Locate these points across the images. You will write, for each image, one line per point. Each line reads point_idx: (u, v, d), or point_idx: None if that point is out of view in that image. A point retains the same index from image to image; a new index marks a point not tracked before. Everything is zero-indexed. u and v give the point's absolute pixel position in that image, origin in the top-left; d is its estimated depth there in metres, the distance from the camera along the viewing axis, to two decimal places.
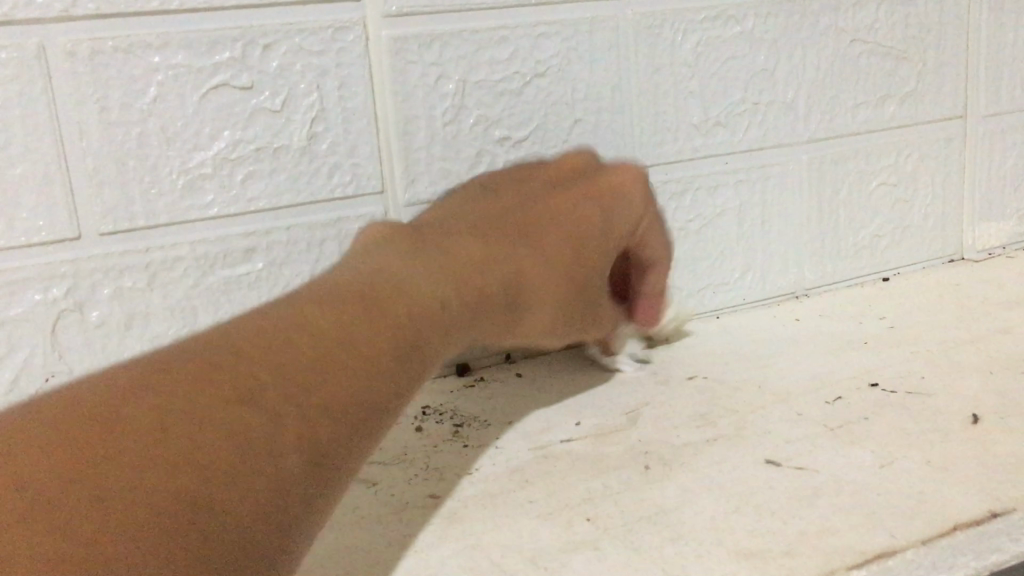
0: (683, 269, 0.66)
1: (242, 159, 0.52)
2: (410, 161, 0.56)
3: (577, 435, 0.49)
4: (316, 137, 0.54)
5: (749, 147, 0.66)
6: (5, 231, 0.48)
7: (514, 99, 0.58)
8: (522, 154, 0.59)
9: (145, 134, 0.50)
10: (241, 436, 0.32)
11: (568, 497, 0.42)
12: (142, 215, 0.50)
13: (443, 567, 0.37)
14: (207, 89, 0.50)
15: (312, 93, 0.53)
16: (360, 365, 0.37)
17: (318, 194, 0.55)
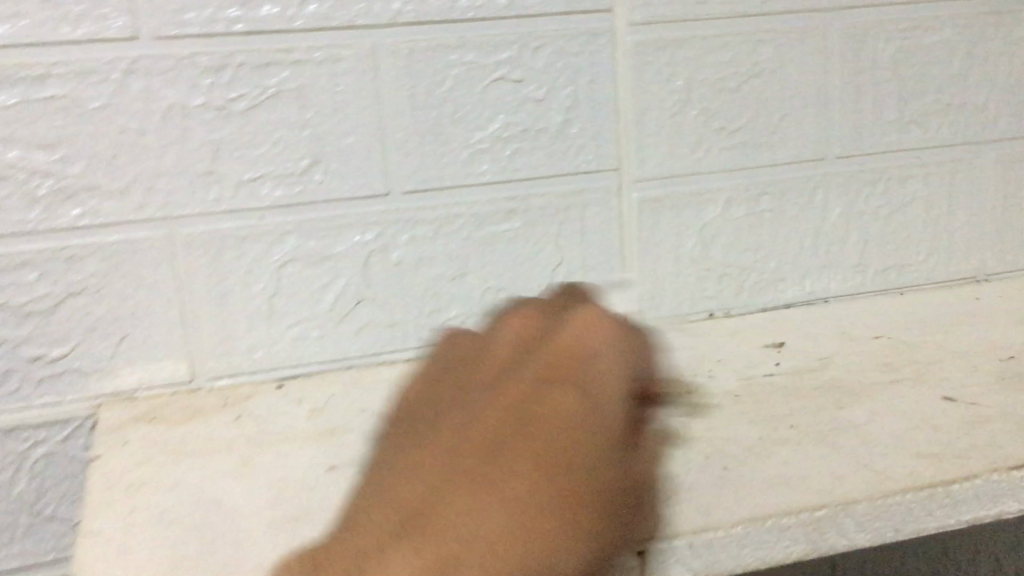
0: (873, 248, 0.75)
1: (511, 137, 0.65)
2: (642, 144, 0.68)
3: (778, 371, 0.59)
4: (569, 122, 0.66)
5: (940, 143, 0.74)
6: (337, 187, 0.62)
7: (732, 94, 0.69)
8: (735, 141, 0.70)
9: (441, 115, 0.63)
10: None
11: (774, 412, 0.53)
12: (435, 178, 0.64)
13: (678, 449, 0.48)
14: (489, 81, 0.64)
15: (568, 86, 0.65)
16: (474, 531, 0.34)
17: (566, 168, 0.67)
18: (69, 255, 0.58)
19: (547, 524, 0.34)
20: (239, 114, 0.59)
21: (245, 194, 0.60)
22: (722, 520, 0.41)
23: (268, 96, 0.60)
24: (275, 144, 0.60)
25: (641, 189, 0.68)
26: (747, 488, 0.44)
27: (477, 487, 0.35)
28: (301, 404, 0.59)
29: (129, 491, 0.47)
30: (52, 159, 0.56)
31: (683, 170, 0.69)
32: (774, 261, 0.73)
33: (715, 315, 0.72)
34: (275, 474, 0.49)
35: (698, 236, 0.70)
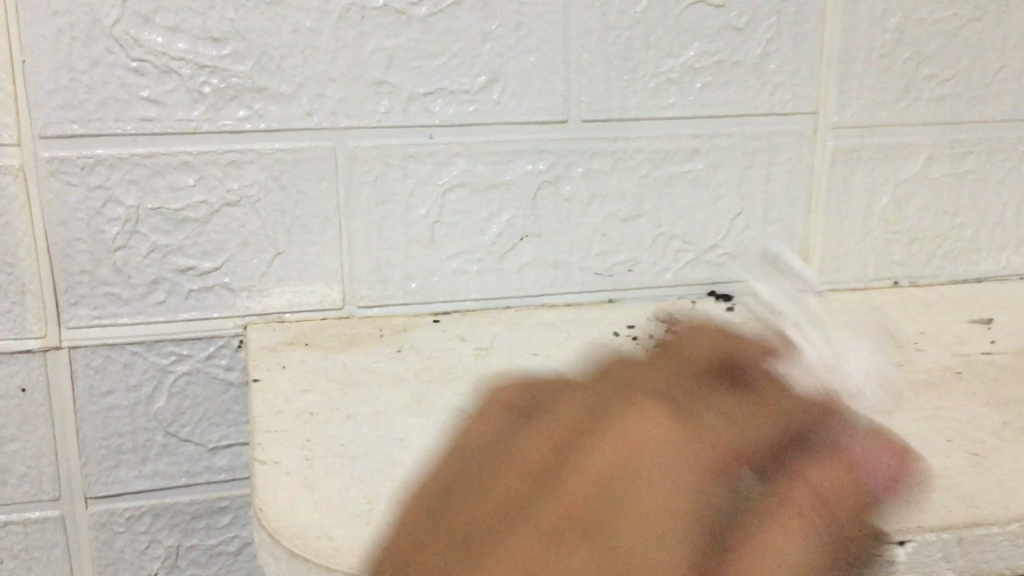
0: None
1: (704, 69, 0.59)
2: (844, 87, 0.61)
3: (996, 349, 0.53)
4: (767, 57, 0.60)
5: None
6: (514, 109, 0.57)
7: (948, 39, 0.62)
8: (946, 92, 0.62)
9: (633, 38, 0.57)
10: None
11: (1009, 394, 0.47)
12: (617, 108, 0.58)
13: (912, 428, 0.43)
14: (687, 4, 0.57)
15: (772, 16, 0.59)
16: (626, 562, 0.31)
17: (758, 108, 0.60)
18: (229, 160, 0.54)
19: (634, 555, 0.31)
20: (419, 20, 0.54)
21: (417, 109, 0.56)
22: (995, 515, 0.35)
23: (451, 3, 0.54)
24: (453, 57, 0.55)
25: (837, 137, 0.62)
26: (1012, 480, 0.38)
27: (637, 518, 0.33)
28: (464, 341, 0.54)
29: (299, 421, 0.43)
30: (220, 54, 0.52)
31: (885, 120, 0.62)
32: (970, 230, 0.66)
33: (900, 283, 0.65)
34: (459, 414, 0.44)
35: (892, 195, 0.64)
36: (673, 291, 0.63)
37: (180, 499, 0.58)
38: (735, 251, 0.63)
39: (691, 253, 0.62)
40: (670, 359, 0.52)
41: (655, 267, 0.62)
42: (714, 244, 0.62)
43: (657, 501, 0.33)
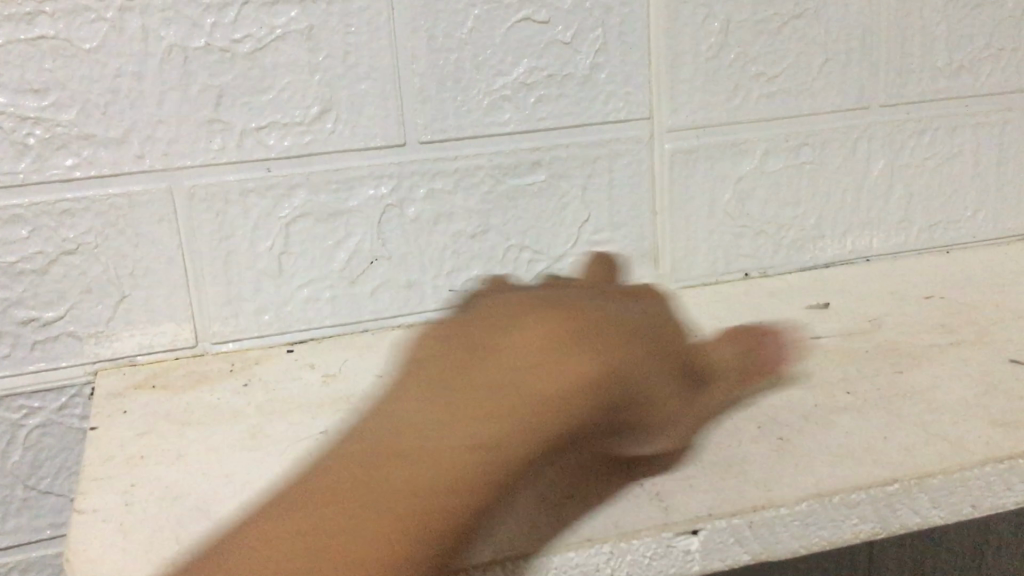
0: (918, 204, 0.70)
1: (536, 84, 0.60)
2: (675, 91, 0.63)
3: (826, 333, 0.55)
4: (597, 68, 0.61)
5: (989, 91, 0.69)
6: (350, 136, 0.58)
7: (771, 38, 0.64)
8: (774, 89, 0.65)
9: (462, 59, 0.58)
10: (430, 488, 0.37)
11: (826, 376, 0.49)
12: (454, 128, 0.59)
13: (725, 419, 0.44)
14: (512, 22, 0.59)
15: (597, 27, 0.60)
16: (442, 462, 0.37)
17: (594, 117, 0.62)
18: (61, 209, 0.54)
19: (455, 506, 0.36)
20: (244, 56, 0.55)
21: (251, 143, 0.56)
22: (784, 496, 0.37)
23: (275, 37, 0.55)
24: (282, 90, 0.56)
25: (674, 139, 0.64)
26: (808, 461, 0.40)
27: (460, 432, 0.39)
28: (313, 370, 0.55)
29: (128, 466, 0.43)
30: (42, 105, 0.52)
31: (718, 119, 0.64)
32: (813, 218, 0.68)
33: (751, 275, 0.68)
34: (286, 448, 0.44)
35: (734, 191, 0.66)
36: None
37: (46, 551, 0.58)
38: None
39: (543, 262, 0.64)
40: None
41: None
42: (566, 253, 0.64)
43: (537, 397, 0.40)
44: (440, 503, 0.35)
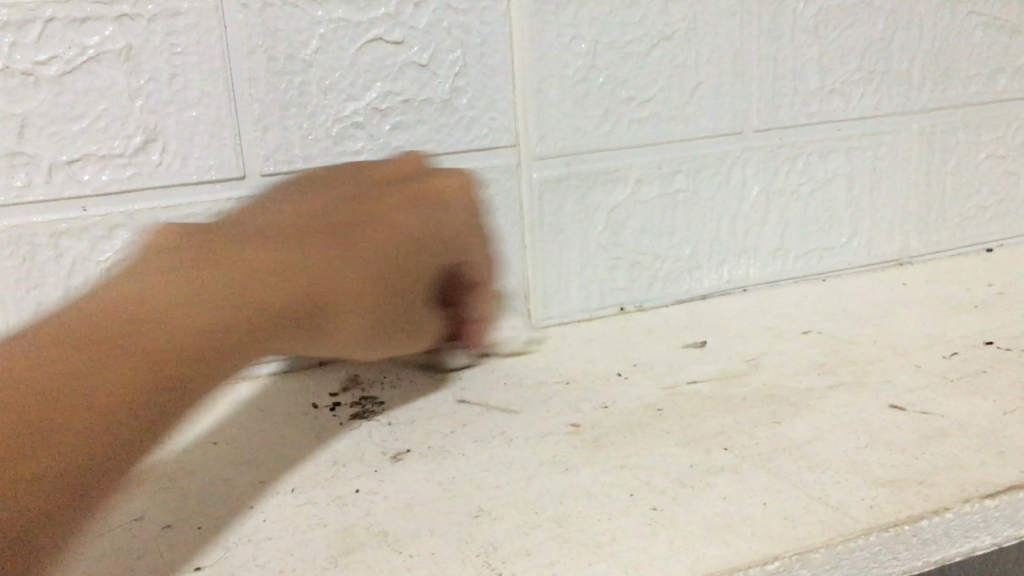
0: (794, 231, 0.68)
1: (391, 109, 0.55)
2: (542, 117, 0.59)
3: (702, 376, 0.52)
4: (457, 92, 0.57)
5: (862, 115, 0.68)
6: (180, 169, 0.52)
7: (642, 61, 0.61)
8: (646, 113, 0.62)
9: (307, 83, 0.53)
10: (135, 352, 0.35)
11: (703, 430, 0.45)
12: (300, 158, 0.54)
13: (593, 485, 0.40)
14: (363, 43, 0.54)
15: (456, 49, 0.56)
16: (183, 335, 0.36)
17: (456, 145, 0.57)
18: None
19: (114, 335, 0.36)
20: (50, 80, 0.48)
21: (63, 178, 0.49)
22: None
23: (87, 59, 0.48)
24: (98, 118, 0.49)
25: (542, 168, 0.60)
26: (681, 537, 0.36)
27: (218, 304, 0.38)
28: None
29: None
30: None
31: (589, 146, 0.61)
32: (689, 248, 0.65)
33: (626, 309, 0.64)
34: (87, 541, 0.37)
35: (606, 222, 0.62)
36: None
37: None
38: None
39: None
40: (365, 432, 0.47)
41: None
42: None
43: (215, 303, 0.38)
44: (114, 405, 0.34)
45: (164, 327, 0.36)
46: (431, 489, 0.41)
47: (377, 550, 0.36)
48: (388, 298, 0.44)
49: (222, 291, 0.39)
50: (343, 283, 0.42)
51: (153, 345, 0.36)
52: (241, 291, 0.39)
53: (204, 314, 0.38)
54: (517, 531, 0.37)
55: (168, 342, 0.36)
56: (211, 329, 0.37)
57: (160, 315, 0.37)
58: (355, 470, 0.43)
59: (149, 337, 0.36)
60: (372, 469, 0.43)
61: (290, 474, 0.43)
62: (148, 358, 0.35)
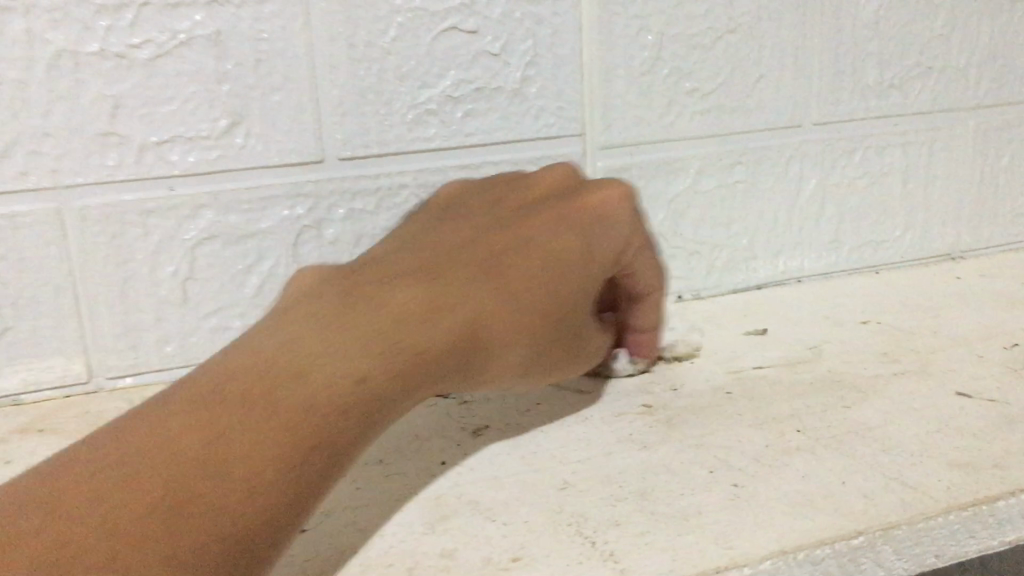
0: (848, 224, 0.69)
1: (463, 97, 0.57)
2: (608, 107, 0.60)
3: (767, 362, 0.53)
4: (527, 80, 0.58)
5: (918, 110, 0.69)
6: (262, 151, 0.53)
7: (706, 53, 0.62)
8: (708, 104, 0.63)
9: (385, 69, 0.54)
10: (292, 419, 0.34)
11: (774, 411, 0.46)
12: (375, 143, 0.55)
13: (673, 460, 0.42)
14: (439, 32, 0.55)
15: (528, 38, 0.57)
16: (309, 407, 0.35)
17: (523, 133, 0.59)
18: None
19: (272, 433, 0.34)
20: (142, 63, 0.49)
21: (151, 159, 0.51)
22: (747, 553, 0.34)
23: (178, 43, 0.50)
24: (186, 101, 0.51)
25: (606, 157, 0.61)
26: (766, 509, 0.37)
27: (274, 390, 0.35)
28: None
29: None
30: None
31: (652, 136, 0.62)
32: (746, 238, 0.67)
33: (683, 296, 0.66)
34: None
35: (666, 210, 0.64)
36: None
37: None
38: None
39: None
40: (441, 409, 0.49)
41: None
42: None
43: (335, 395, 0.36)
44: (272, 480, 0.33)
45: (245, 480, 0.32)
46: (514, 462, 0.42)
47: (471, 518, 0.38)
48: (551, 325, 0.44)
49: (308, 388, 0.35)
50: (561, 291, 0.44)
51: (267, 477, 0.33)
52: (304, 413, 0.35)
53: (323, 387, 0.36)
54: (604, 503, 0.38)
55: (288, 411, 0.34)
56: (266, 428, 0.34)
57: (281, 403, 0.34)
58: (438, 445, 0.45)
59: (268, 416, 0.34)
60: (454, 443, 0.45)
61: (375, 445, 0.45)
62: (269, 470, 0.33)
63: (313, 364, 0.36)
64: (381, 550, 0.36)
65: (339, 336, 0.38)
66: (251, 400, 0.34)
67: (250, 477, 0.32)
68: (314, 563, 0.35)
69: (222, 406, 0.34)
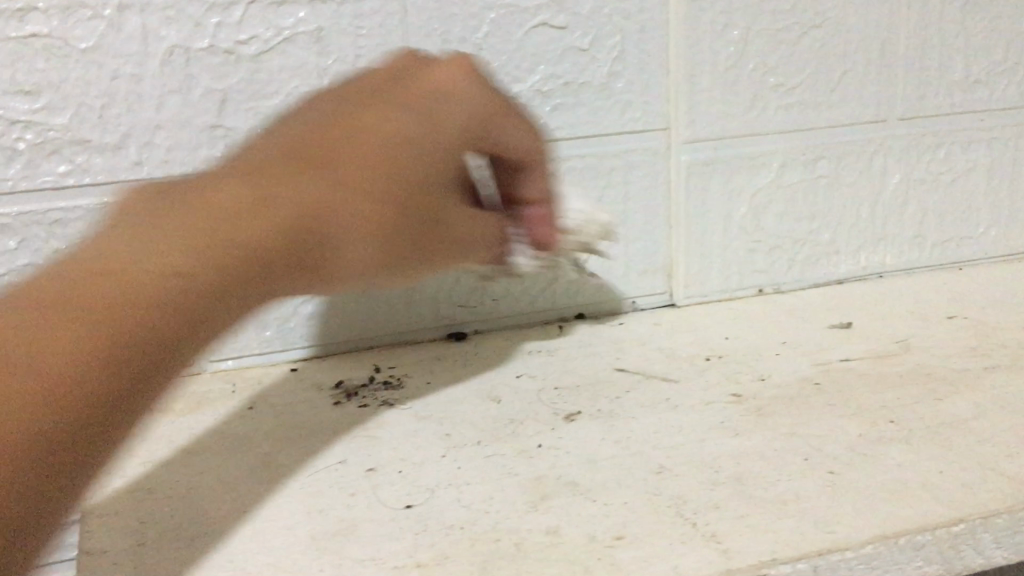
0: (931, 220, 0.69)
1: (552, 92, 0.58)
2: (694, 102, 0.61)
3: (854, 355, 0.53)
4: (615, 75, 0.59)
5: (1003, 106, 0.69)
6: None
7: (791, 48, 0.62)
8: (793, 99, 0.63)
9: (477, 65, 0.56)
10: (235, 259, 0.33)
11: (865, 403, 0.47)
12: None
13: (768, 449, 0.42)
14: (529, 28, 0.56)
15: (615, 35, 0.58)
16: (241, 257, 0.34)
17: (610, 127, 0.60)
18: (53, 219, 0.51)
19: (211, 248, 0.33)
20: (249, 59, 0.52)
21: None
22: (849, 539, 0.35)
23: (282, 40, 0.52)
24: (289, 95, 0.53)
25: (691, 151, 0.61)
26: (864, 497, 0.38)
27: (293, 234, 0.35)
28: (322, 391, 0.52)
29: (136, 500, 0.40)
30: (33, 107, 0.49)
31: (737, 131, 0.62)
32: (827, 234, 0.67)
33: (764, 291, 0.66)
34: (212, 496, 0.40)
35: (749, 205, 0.64)
36: (542, 316, 0.61)
37: None
38: (599, 272, 0.62)
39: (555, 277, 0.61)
40: (534, 393, 0.50)
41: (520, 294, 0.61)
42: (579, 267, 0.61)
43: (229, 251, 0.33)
44: (187, 300, 0.32)
45: (113, 295, 0.30)
46: (609, 446, 0.43)
47: (572, 498, 0.39)
48: (420, 236, 0.40)
49: (281, 217, 0.35)
50: (405, 167, 0.39)
51: (170, 275, 0.32)
52: (224, 244, 0.33)
53: (303, 235, 0.35)
54: (701, 487, 0.39)
55: (229, 252, 0.33)
56: (194, 262, 0.32)
57: (232, 248, 0.33)
58: (533, 427, 0.46)
59: (209, 256, 0.33)
60: (549, 426, 0.46)
61: (471, 428, 0.46)
62: (198, 293, 0.32)
63: (311, 196, 0.36)
64: (488, 525, 0.37)
65: (375, 220, 0.37)
66: (202, 225, 0.33)
67: (182, 305, 0.32)
68: (424, 535, 0.36)
69: (182, 216, 0.34)
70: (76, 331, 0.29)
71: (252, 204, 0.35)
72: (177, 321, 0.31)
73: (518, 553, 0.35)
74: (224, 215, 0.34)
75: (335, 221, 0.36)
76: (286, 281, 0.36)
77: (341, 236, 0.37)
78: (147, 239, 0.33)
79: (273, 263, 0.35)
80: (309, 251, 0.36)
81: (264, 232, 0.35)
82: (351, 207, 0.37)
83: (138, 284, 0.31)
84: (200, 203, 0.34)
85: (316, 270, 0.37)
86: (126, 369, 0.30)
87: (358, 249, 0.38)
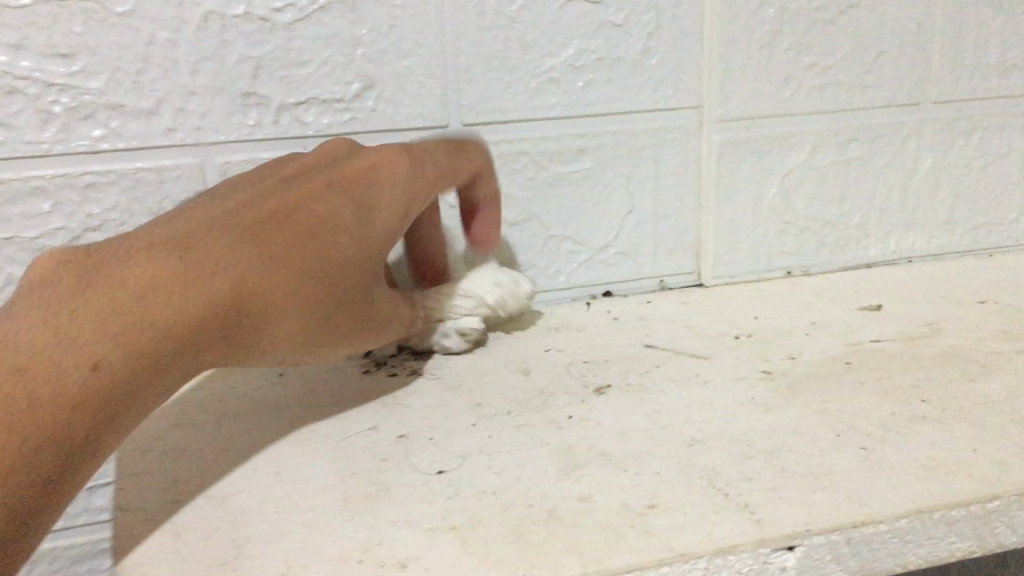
0: (962, 205, 0.69)
1: (585, 67, 0.58)
2: (726, 80, 0.60)
3: (884, 336, 0.53)
4: (649, 51, 0.58)
5: None
6: (392, 115, 0.55)
7: (827, 27, 0.61)
8: (827, 80, 0.63)
9: (511, 38, 0.56)
10: (163, 318, 0.39)
11: (898, 383, 0.46)
12: (499, 110, 0.57)
13: (800, 424, 0.42)
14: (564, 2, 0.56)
15: (651, 10, 0.58)
16: (180, 321, 0.40)
17: (643, 104, 0.59)
18: (88, 183, 0.51)
19: (153, 315, 0.39)
20: (284, 27, 0.51)
21: (288, 119, 0.53)
22: (881, 513, 0.35)
23: (317, 8, 0.52)
24: (323, 64, 0.53)
25: (723, 130, 0.61)
26: (898, 472, 0.37)
27: (198, 308, 0.40)
28: (352, 359, 0.52)
29: (169, 458, 0.40)
30: (69, 71, 0.49)
31: (769, 111, 0.62)
32: (858, 216, 0.66)
33: (792, 272, 0.66)
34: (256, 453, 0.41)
35: (780, 185, 0.64)
36: (567, 292, 0.62)
37: (62, 540, 0.55)
38: (627, 249, 0.62)
39: (582, 254, 0.62)
40: (563, 366, 0.50)
41: (546, 270, 0.61)
42: (607, 244, 0.62)
43: (187, 307, 0.40)
44: (127, 344, 0.37)
45: (48, 380, 0.35)
46: (639, 417, 0.43)
47: (604, 467, 0.39)
48: (330, 279, 0.46)
49: (191, 292, 0.40)
50: (272, 253, 0.44)
51: (103, 366, 0.36)
52: (144, 288, 0.39)
53: (215, 291, 0.41)
54: (733, 459, 0.39)
55: (112, 285, 0.39)
56: (142, 333, 0.38)
57: (168, 308, 0.39)
58: (563, 399, 0.46)
59: (153, 326, 0.39)
60: (579, 398, 0.46)
61: (501, 398, 0.46)
62: (123, 354, 0.37)
63: (228, 262, 0.43)
64: (519, 491, 0.37)
65: (279, 275, 0.44)
66: (155, 291, 0.39)
67: (122, 351, 0.37)
68: (455, 499, 0.36)
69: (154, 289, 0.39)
70: (48, 415, 0.34)
71: (228, 270, 0.42)
72: (135, 372, 0.37)
73: (550, 519, 0.35)
74: (191, 276, 0.41)
75: (255, 265, 0.43)
76: (217, 343, 0.41)
77: (262, 272, 0.44)
78: (153, 261, 0.41)
79: (212, 327, 0.41)
80: (238, 318, 0.43)
81: (194, 316, 0.40)
82: (227, 267, 0.42)
83: (109, 343, 0.37)
84: (185, 268, 0.41)
85: (256, 292, 0.43)
86: (86, 414, 0.36)
87: (281, 299, 0.44)
